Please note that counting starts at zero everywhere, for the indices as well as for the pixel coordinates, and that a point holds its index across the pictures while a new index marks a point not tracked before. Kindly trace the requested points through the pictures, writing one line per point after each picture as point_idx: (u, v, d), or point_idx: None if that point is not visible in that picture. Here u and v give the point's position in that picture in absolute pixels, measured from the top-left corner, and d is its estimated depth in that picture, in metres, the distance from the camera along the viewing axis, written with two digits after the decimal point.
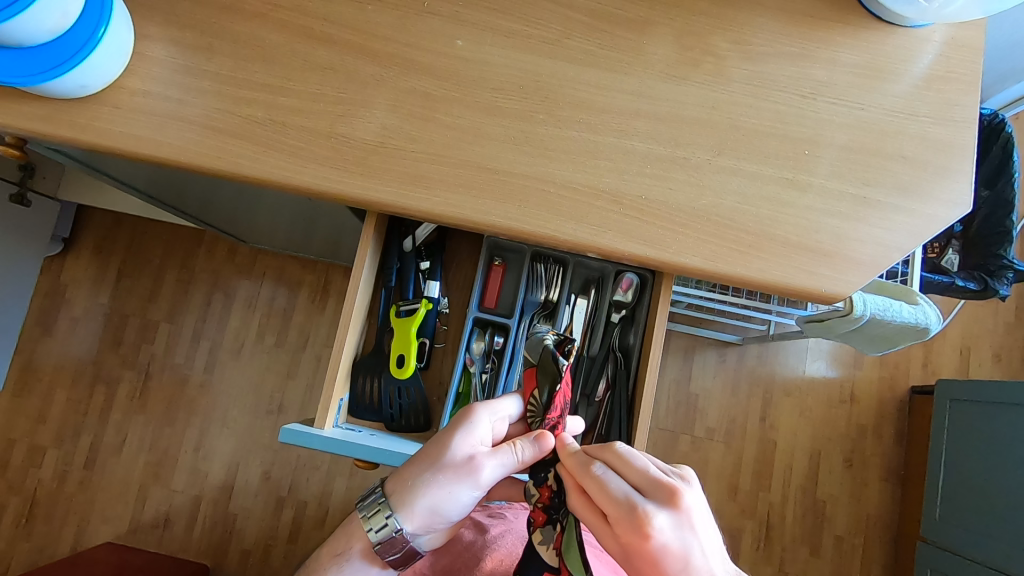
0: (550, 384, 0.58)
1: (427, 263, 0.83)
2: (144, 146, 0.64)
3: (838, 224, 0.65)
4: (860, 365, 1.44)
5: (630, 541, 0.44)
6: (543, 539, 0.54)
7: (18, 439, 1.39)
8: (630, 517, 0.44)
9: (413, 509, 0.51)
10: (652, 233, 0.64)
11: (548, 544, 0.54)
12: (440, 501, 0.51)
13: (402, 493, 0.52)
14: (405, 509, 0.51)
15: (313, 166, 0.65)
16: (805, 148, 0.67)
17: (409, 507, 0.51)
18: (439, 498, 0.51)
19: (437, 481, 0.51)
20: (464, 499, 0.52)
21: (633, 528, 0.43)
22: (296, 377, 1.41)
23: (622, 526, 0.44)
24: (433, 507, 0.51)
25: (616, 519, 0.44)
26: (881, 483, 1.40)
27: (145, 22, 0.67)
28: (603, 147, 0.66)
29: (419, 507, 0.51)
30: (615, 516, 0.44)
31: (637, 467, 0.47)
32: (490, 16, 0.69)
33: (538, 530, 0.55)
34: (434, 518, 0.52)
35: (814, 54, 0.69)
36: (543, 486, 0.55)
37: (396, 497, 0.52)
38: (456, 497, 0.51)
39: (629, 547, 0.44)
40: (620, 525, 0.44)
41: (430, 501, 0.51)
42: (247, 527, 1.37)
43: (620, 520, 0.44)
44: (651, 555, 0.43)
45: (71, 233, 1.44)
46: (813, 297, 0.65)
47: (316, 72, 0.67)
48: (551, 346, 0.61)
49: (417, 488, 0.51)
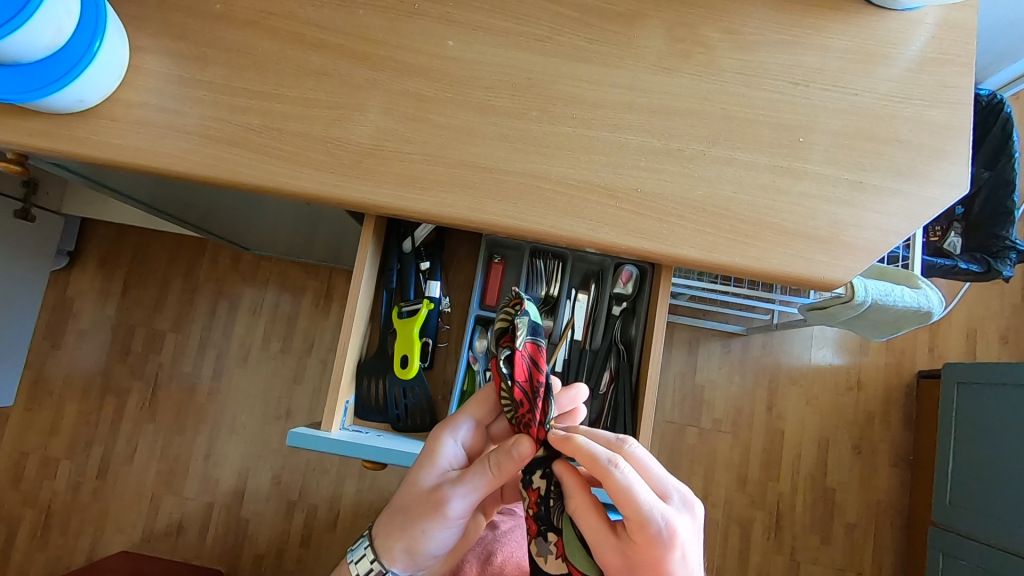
0: (503, 378, 0.54)
1: (427, 263, 0.83)
2: (143, 157, 0.65)
3: (834, 210, 0.65)
4: (866, 351, 1.43)
5: (652, 551, 0.46)
6: (539, 552, 0.54)
7: (30, 452, 1.40)
8: (660, 527, 0.45)
9: (398, 550, 0.57)
10: (649, 225, 0.65)
11: (546, 555, 0.54)
12: (419, 542, 0.56)
13: (383, 539, 0.57)
14: (390, 551, 0.57)
15: (309, 171, 0.65)
16: (799, 135, 0.67)
17: (391, 551, 0.57)
18: (416, 540, 0.56)
19: (409, 525, 0.56)
20: (442, 534, 0.56)
21: (660, 538, 0.45)
22: (303, 382, 1.41)
23: (648, 535, 0.46)
24: (414, 549, 0.56)
25: (641, 528, 0.46)
26: (890, 468, 1.40)
27: (140, 35, 0.68)
28: (596, 142, 0.67)
29: (400, 549, 0.57)
30: (643, 525, 0.46)
31: (655, 474, 0.49)
32: (480, 15, 0.69)
33: (533, 542, 0.54)
34: (421, 553, 0.57)
35: (805, 40, 0.69)
36: (529, 492, 0.54)
37: (379, 545, 0.57)
38: (433, 536, 0.56)
39: (647, 555, 0.46)
40: (642, 534, 0.46)
41: (409, 544, 0.56)
42: (259, 533, 1.38)
43: (648, 529, 0.46)
44: (668, 565, 0.46)
45: (76, 247, 1.45)
46: (812, 284, 0.65)
47: (310, 78, 0.68)
48: (500, 329, 0.55)
49: (395, 534, 0.56)
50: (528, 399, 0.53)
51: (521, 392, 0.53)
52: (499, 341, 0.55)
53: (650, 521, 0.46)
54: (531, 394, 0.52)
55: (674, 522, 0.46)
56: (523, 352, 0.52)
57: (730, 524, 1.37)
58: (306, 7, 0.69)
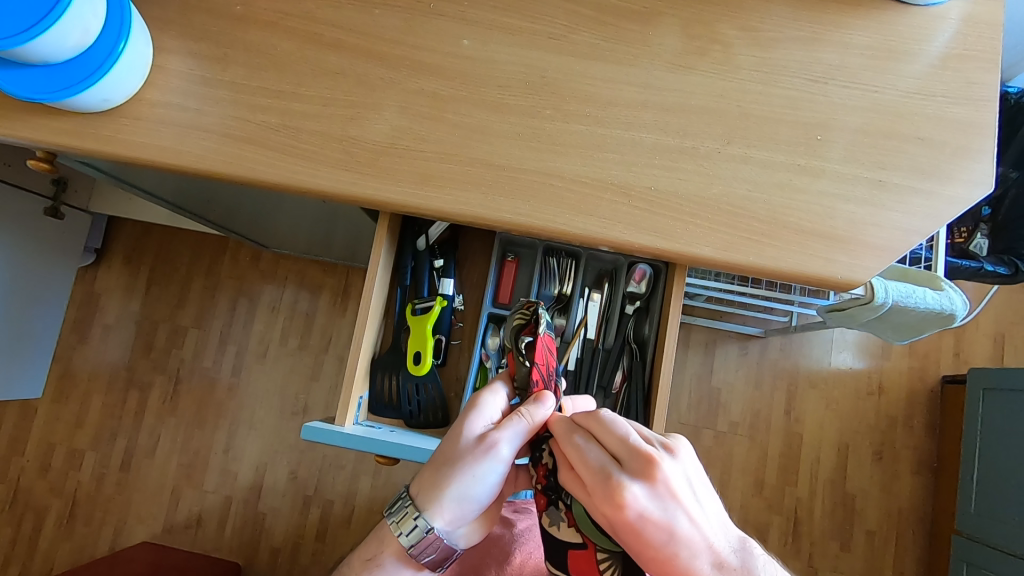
0: (523, 364, 0.60)
1: (441, 260, 0.84)
2: (165, 155, 0.67)
3: (853, 209, 0.64)
4: (888, 355, 1.40)
5: (608, 510, 0.46)
6: (552, 521, 0.56)
7: (57, 443, 1.44)
8: (606, 486, 0.46)
9: (444, 502, 0.53)
10: (662, 223, 0.64)
11: (559, 523, 0.55)
12: (466, 491, 0.54)
13: (427, 492, 0.54)
14: (435, 504, 0.53)
15: (327, 169, 0.66)
16: (817, 133, 0.66)
17: (436, 504, 0.53)
18: (463, 489, 0.53)
19: (457, 472, 0.53)
20: (488, 480, 0.54)
21: (608, 497, 0.46)
22: (320, 379, 1.44)
23: (599, 494, 0.46)
24: (461, 500, 0.54)
25: (594, 490, 0.47)
26: (913, 475, 1.36)
27: (163, 36, 0.70)
28: (610, 140, 0.66)
29: (446, 501, 0.54)
30: (593, 487, 0.47)
31: (617, 436, 0.48)
32: (495, 15, 0.70)
33: (544, 513, 0.56)
34: (464, 505, 0.54)
35: (824, 36, 0.68)
36: (539, 467, 0.57)
37: (422, 502, 0.54)
38: (480, 482, 0.54)
39: (608, 516, 0.46)
40: (598, 496, 0.47)
41: (456, 496, 0.54)
42: (276, 526, 1.40)
43: (598, 489, 0.47)
44: (626, 525, 0.45)
45: (103, 244, 1.49)
46: (829, 285, 0.64)
47: (327, 77, 0.69)
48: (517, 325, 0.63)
49: (440, 487, 0.53)
50: (544, 378, 0.59)
51: (538, 374, 0.59)
52: (517, 332, 0.62)
53: (598, 482, 0.47)
54: (547, 379, 0.60)
55: (618, 478, 0.46)
56: (542, 341, 0.60)
57: (746, 528, 1.35)
58: (324, 8, 0.71)
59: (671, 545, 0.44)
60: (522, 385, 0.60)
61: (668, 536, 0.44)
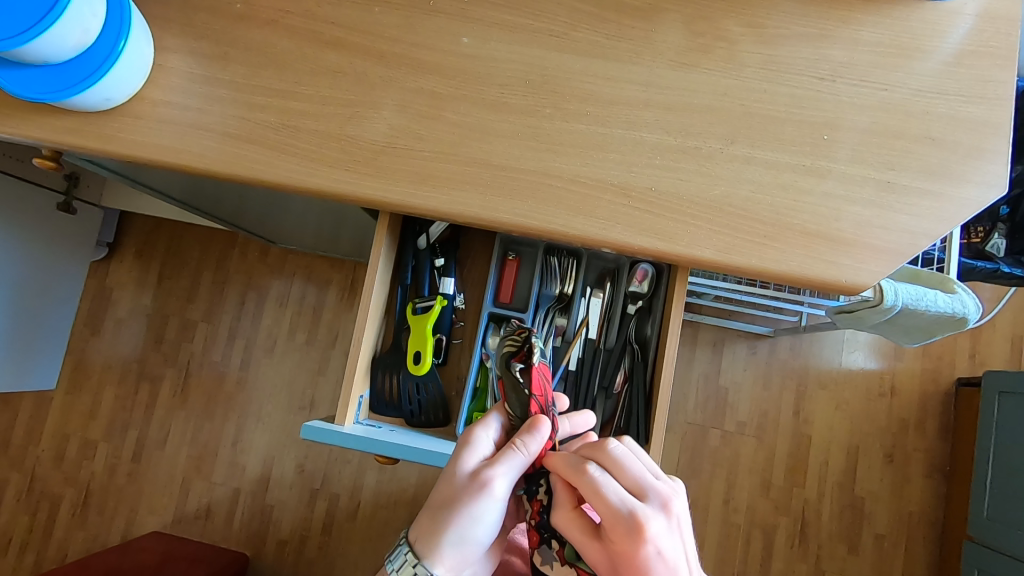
0: (519, 399, 0.58)
1: (442, 259, 0.83)
2: (165, 154, 0.67)
3: (859, 211, 0.63)
4: (901, 356, 1.38)
5: (627, 547, 0.48)
6: (544, 559, 0.57)
7: (72, 433, 1.47)
8: (630, 522, 0.48)
9: (443, 546, 0.53)
10: (663, 225, 0.63)
11: (551, 562, 0.57)
12: (465, 531, 0.53)
13: (426, 537, 0.54)
14: (434, 549, 0.53)
15: (325, 168, 0.66)
16: (823, 133, 0.64)
17: (436, 548, 0.53)
18: (463, 531, 0.53)
19: (454, 513, 0.53)
20: (487, 518, 0.54)
21: (631, 533, 0.47)
22: (327, 374, 1.45)
23: (620, 531, 0.48)
24: (462, 543, 0.54)
25: (614, 526, 0.48)
26: (925, 478, 1.34)
27: (164, 35, 0.70)
28: (611, 139, 0.65)
29: (445, 545, 0.53)
30: (613, 520, 0.48)
31: (632, 472, 0.51)
32: (496, 12, 0.69)
33: (537, 551, 0.57)
34: (465, 547, 0.54)
35: (833, 33, 0.66)
36: (533, 502, 0.58)
37: (422, 549, 0.53)
38: (477, 521, 0.53)
39: (623, 552, 0.48)
40: (617, 532, 0.48)
41: (457, 538, 0.53)
42: (283, 519, 1.41)
43: (620, 526, 0.48)
44: (643, 563, 0.47)
45: (115, 238, 1.51)
46: (834, 289, 0.63)
47: (326, 76, 0.69)
48: (507, 353, 0.61)
49: (440, 532, 0.53)
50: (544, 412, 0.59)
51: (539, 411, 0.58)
52: (508, 360, 0.60)
53: (621, 517, 0.48)
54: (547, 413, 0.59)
55: (644, 515, 0.48)
56: (539, 373, 0.59)
57: (752, 530, 1.34)
58: (323, 6, 0.70)
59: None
60: (517, 413, 0.59)
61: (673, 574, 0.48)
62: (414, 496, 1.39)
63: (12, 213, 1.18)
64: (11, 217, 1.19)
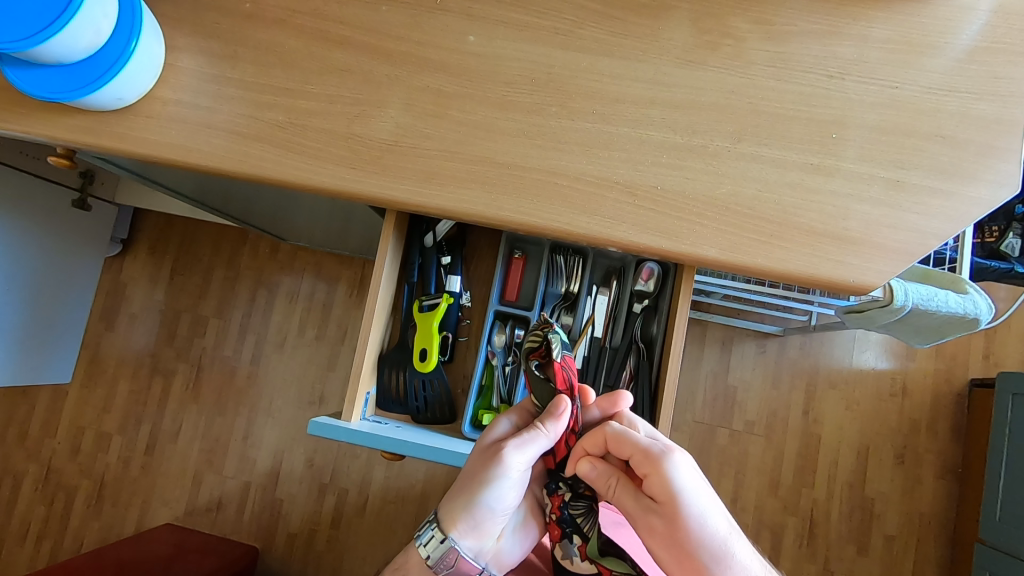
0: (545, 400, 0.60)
1: (448, 257, 0.83)
2: (176, 153, 0.68)
3: (868, 210, 0.62)
4: (913, 356, 1.36)
5: (662, 472, 0.52)
6: (566, 554, 0.60)
7: (87, 427, 1.50)
8: (659, 448, 0.53)
9: (456, 511, 0.56)
10: (668, 224, 0.63)
11: (572, 556, 0.60)
12: (477, 498, 0.56)
13: (447, 501, 0.57)
14: (449, 512, 0.56)
15: (332, 167, 0.67)
16: (832, 131, 0.64)
17: (451, 512, 0.56)
18: (479, 501, 0.56)
19: (469, 478, 0.57)
20: (497, 488, 0.56)
21: (663, 457, 0.52)
22: (336, 369, 1.46)
23: (652, 459, 0.52)
24: (479, 513, 0.56)
25: (647, 457, 0.53)
26: (936, 480, 1.33)
27: (175, 34, 0.70)
28: (616, 138, 0.65)
29: (459, 509, 0.56)
30: (644, 453, 0.53)
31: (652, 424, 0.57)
32: (502, 10, 0.69)
33: (558, 545, 0.61)
34: (476, 515, 0.56)
35: (843, 30, 0.65)
36: (553, 498, 0.62)
37: (442, 514, 0.57)
38: (489, 490, 0.56)
39: (659, 481, 0.52)
40: (650, 463, 0.52)
41: (472, 507, 0.56)
42: (293, 512, 1.43)
43: (651, 455, 0.53)
44: (680, 486, 0.51)
45: (128, 234, 1.53)
46: (842, 289, 0.62)
47: (333, 75, 0.69)
48: (529, 351, 0.61)
49: (457, 497, 0.57)
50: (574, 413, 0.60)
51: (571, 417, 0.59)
52: (529, 356, 0.61)
53: (651, 448, 0.53)
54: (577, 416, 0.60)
55: (667, 441, 0.54)
56: (563, 376, 0.59)
57: (760, 529, 1.33)
58: (331, 5, 0.71)
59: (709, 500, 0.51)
60: (542, 400, 0.61)
61: (706, 491, 0.52)
62: (422, 492, 1.40)
63: (28, 210, 1.20)
64: (27, 214, 1.21)
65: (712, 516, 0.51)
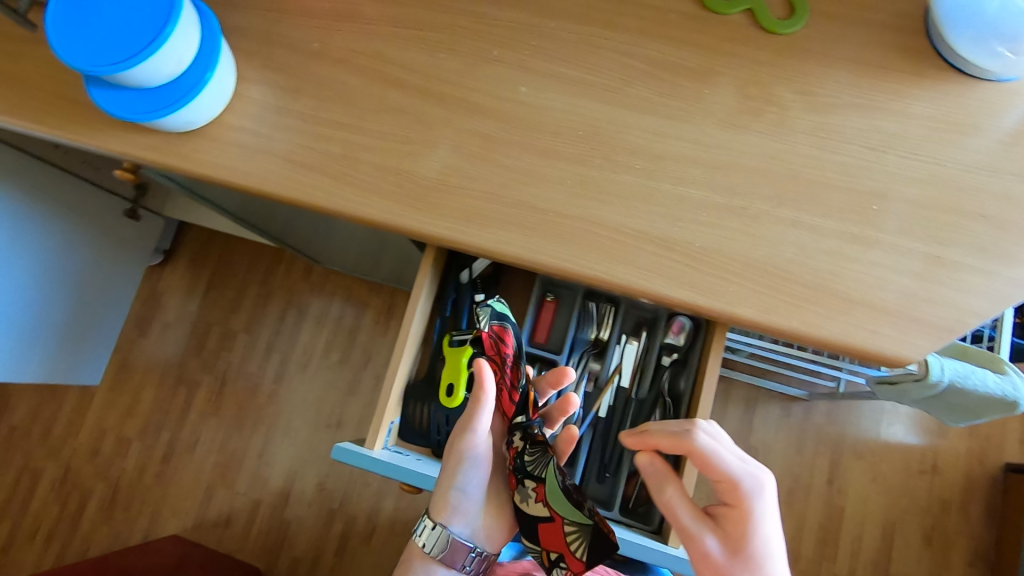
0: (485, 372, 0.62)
1: (482, 294, 0.82)
2: (234, 175, 0.71)
3: (906, 283, 0.62)
4: (945, 433, 1.32)
5: (750, 504, 0.46)
6: (522, 498, 0.60)
7: (109, 430, 1.53)
8: (757, 480, 0.47)
9: (443, 502, 0.63)
10: (703, 280, 0.63)
11: (529, 500, 0.60)
12: (453, 485, 0.62)
13: (436, 496, 0.65)
14: (439, 504, 0.64)
15: (379, 200, 0.69)
16: (872, 202, 0.64)
17: (440, 505, 0.64)
18: (455, 487, 0.62)
19: (445, 471, 0.63)
20: (467, 472, 0.61)
21: (757, 489, 0.46)
22: (356, 395, 1.47)
23: (746, 487, 0.46)
24: (459, 497, 0.63)
25: (740, 483, 0.47)
26: (966, 567, 1.26)
27: (245, 67, 0.75)
28: (656, 193, 0.67)
29: (444, 501, 0.63)
30: (740, 479, 0.47)
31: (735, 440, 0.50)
32: (553, 64, 0.72)
33: (516, 491, 0.61)
34: (458, 500, 0.63)
35: (886, 105, 0.67)
36: (511, 449, 0.62)
37: (433, 508, 0.65)
38: (461, 475, 0.61)
39: (743, 513, 0.46)
40: (742, 491, 0.46)
41: (451, 496, 0.63)
42: (299, 535, 1.42)
43: (747, 482, 0.47)
44: (761, 524, 0.47)
45: (171, 246, 1.58)
46: (877, 360, 0.61)
47: (388, 114, 0.72)
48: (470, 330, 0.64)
49: (440, 489, 0.64)
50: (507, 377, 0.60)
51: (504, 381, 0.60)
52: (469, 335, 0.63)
53: (750, 477, 0.47)
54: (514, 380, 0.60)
55: (766, 476, 0.47)
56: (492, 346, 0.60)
57: None
58: (392, 48, 0.75)
59: (776, 547, 0.47)
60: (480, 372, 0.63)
61: (778, 538, 0.48)
62: None
63: (81, 216, 1.26)
64: (81, 219, 1.26)
65: (776, 565, 0.47)
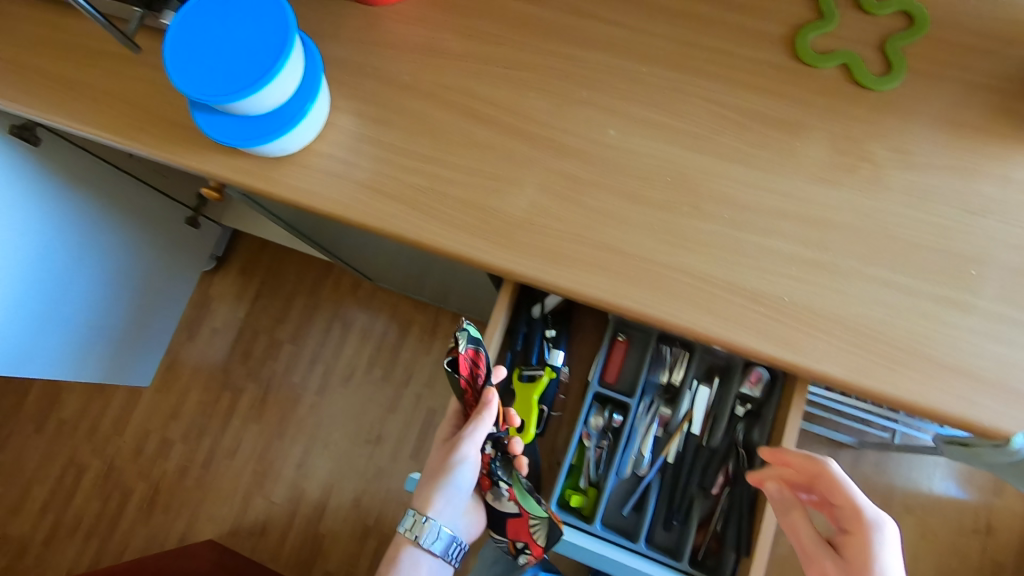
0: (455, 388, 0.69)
1: (553, 330, 0.86)
2: (323, 202, 0.73)
3: (1003, 352, 0.61)
4: (999, 492, 1.28)
5: (859, 534, 0.54)
6: (494, 497, 0.73)
7: (153, 430, 1.56)
8: (871, 516, 0.54)
9: (432, 497, 0.71)
10: (792, 336, 0.63)
11: (499, 498, 0.73)
12: (445, 480, 0.70)
13: (424, 493, 0.72)
14: (428, 499, 0.71)
15: (464, 234, 0.70)
16: (969, 267, 0.63)
17: (429, 499, 0.71)
18: (448, 483, 0.70)
19: (438, 469, 0.71)
20: (461, 469, 0.70)
21: (869, 523, 0.53)
22: (396, 412, 1.48)
23: (856, 519, 0.54)
24: (449, 492, 0.71)
25: (851, 513, 0.55)
26: None
27: (337, 96, 0.77)
28: (744, 244, 0.66)
29: (435, 496, 0.71)
30: (855, 511, 0.54)
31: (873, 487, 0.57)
32: (642, 109, 0.72)
33: (488, 491, 0.74)
34: (448, 495, 0.71)
35: (983, 168, 0.66)
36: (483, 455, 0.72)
37: (420, 503, 0.72)
38: (455, 472, 0.70)
39: (856, 542, 0.54)
40: (853, 521, 0.54)
41: (443, 490, 0.71)
42: (332, 550, 1.43)
43: (859, 515, 0.54)
44: (874, 559, 0.52)
45: (224, 253, 1.62)
46: (970, 429, 0.60)
47: (476, 149, 0.74)
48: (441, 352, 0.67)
49: (429, 487, 0.71)
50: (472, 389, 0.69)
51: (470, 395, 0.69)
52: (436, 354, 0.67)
53: (863, 511, 0.54)
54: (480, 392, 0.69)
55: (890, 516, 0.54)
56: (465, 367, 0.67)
57: None
58: (482, 85, 0.76)
59: None
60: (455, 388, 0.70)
61: None
62: None
63: (148, 222, 1.30)
64: (148, 224, 1.30)
65: None
